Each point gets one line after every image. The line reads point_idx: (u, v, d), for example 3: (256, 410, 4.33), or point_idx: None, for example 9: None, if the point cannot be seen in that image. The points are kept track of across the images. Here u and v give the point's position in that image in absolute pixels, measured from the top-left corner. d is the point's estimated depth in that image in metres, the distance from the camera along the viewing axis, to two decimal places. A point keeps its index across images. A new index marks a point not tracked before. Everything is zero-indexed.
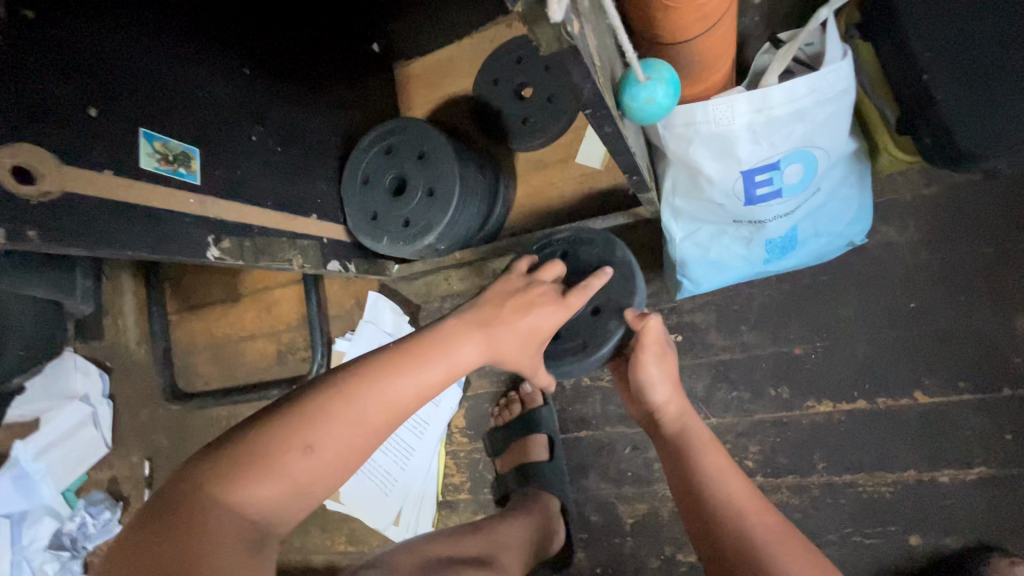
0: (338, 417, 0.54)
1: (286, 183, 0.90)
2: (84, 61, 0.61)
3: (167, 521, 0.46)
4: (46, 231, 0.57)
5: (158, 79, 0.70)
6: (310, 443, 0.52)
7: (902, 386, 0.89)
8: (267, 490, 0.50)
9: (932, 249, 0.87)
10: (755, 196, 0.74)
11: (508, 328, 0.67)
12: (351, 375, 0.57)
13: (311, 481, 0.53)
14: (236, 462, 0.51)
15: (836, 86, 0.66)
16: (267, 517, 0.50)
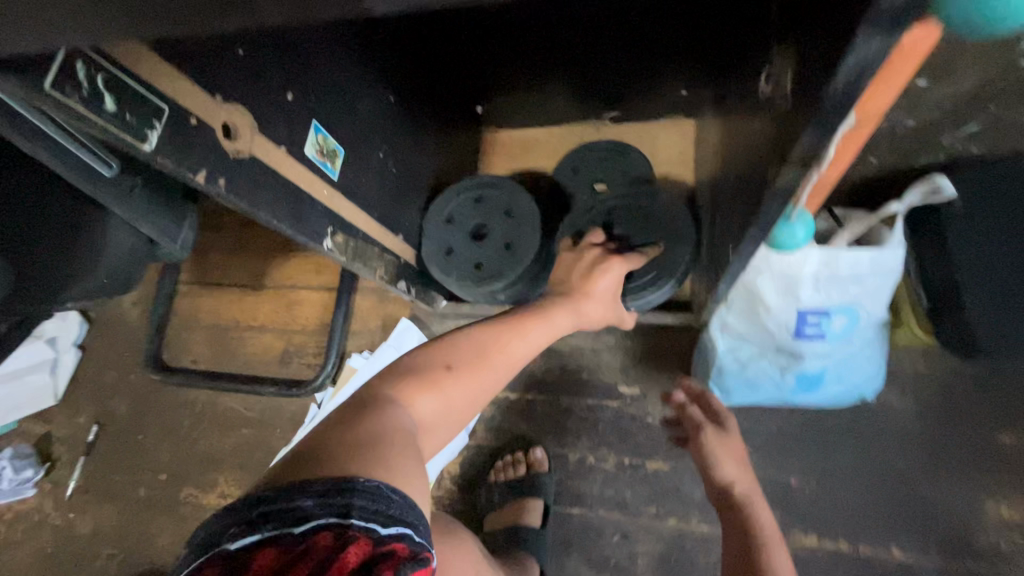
0: (471, 357, 0.69)
1: (389, 200, 0.97)
2: (294, 54, 0.69)
3: (364, 415, 0.57)
4: (230, 184, 0.60)
5: (334, 87, 0.78)
6: (452, 371, 0.67)
7: (882, 539, 0.97)
8: (425, 401, 0.63)
9: (926, 421, 0.99)
10: (804, 333, 0.85)
11: (590, 301, 0.83)
12: (475, 332, 0.72)
13: (454, 406, 0.66)
14: (402, 381, 0.64)
15: (890, 265, 0.79)
16: (428, 424, 0.63)
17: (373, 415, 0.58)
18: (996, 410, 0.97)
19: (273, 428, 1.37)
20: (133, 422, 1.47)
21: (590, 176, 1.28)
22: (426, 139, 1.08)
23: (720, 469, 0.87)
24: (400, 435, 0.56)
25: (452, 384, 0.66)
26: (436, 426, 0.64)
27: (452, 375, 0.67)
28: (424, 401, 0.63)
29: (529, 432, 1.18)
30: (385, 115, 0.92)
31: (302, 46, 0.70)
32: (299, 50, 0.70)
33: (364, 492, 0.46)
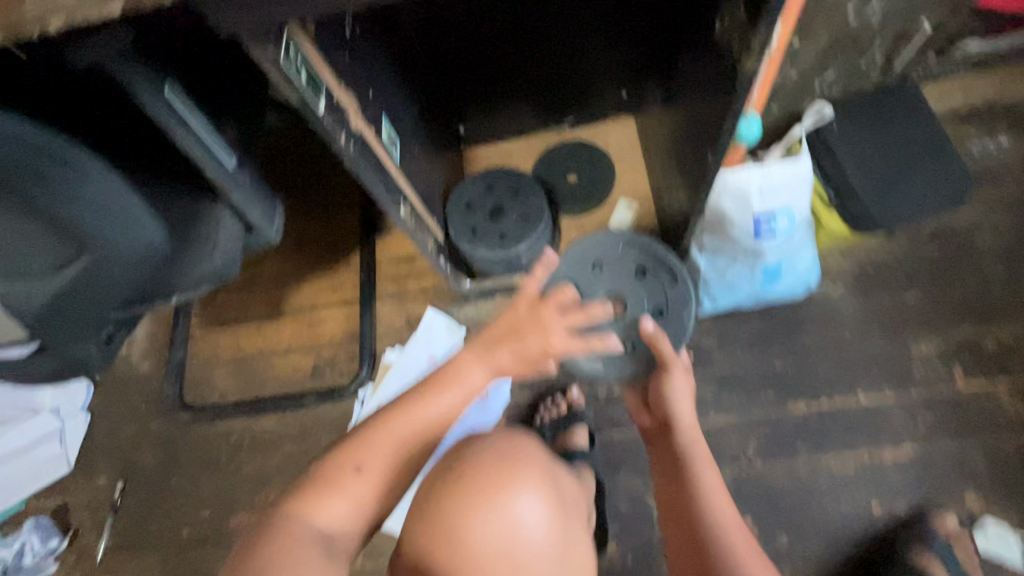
0: (376, 456, 0.82)
1: (425, 190, 1.18)
2: (365, 63, 0.91)
3: (278, 527, 0.77)
4: (355, 148, 0.81)
5: (385, 92, 1.01)
6: (353, 479, 0.81)
7: (850, 390, 1.25)
8: (333, 506, 0.79)
9: (856, 298, 1.32)
10: (760, 234, 1.15)
11: (508, 353, 0.82)
12: (377, 429, 0.83)
13: (362, 507, 0.81)
14: (318, 484, 0.80)
15: (806, 172, 1.11)
16: (338, 525, 0.79)
17: (287, 529, 0.77)
18: (899, 278, 1.31)
19: (316, 437, 1.44)
20: (163, 469, 1.47)
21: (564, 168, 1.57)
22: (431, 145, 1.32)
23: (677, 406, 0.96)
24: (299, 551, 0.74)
25: (358, 485, 0.81)
26: (350, 522, 0.80)
27: (361, 475, 0.81)
28: (334, 508, 0.79)
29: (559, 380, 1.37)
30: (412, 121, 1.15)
31: (365, 59, 0.92)
32: (365, 61, 0.91)
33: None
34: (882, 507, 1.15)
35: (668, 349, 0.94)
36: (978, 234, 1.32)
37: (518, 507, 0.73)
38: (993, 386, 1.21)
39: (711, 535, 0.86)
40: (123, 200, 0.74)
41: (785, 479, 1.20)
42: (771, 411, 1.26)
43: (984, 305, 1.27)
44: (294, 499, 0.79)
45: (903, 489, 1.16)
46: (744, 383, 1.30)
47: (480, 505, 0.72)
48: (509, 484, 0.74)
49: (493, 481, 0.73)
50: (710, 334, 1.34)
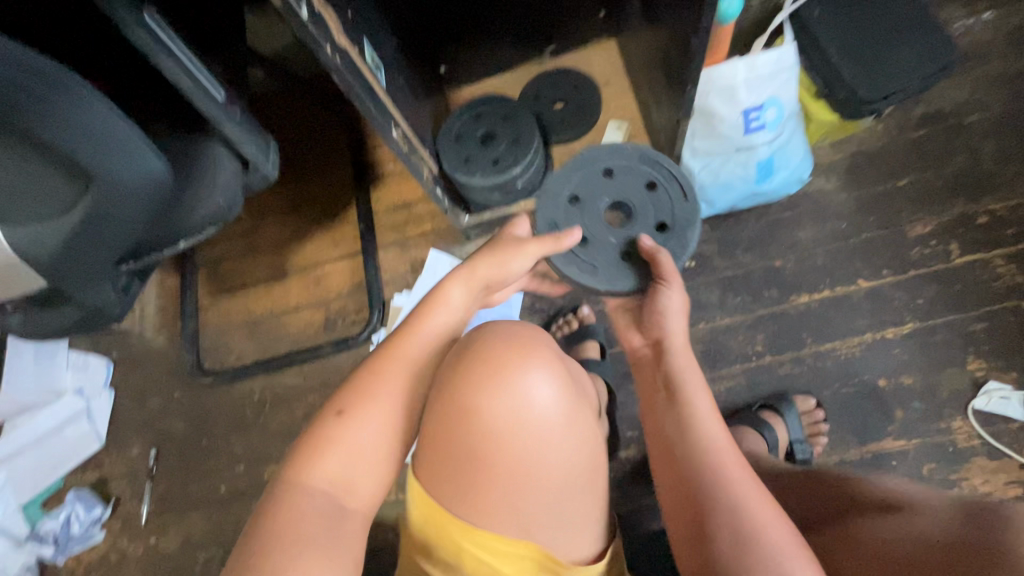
0: (360, 409, 0.81)
1: (414, 122, 1.18)
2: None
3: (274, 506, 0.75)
4: (343, 61, 0.82)
5: (365, 19, 1.01)
6: (342, 435, 0.79)
7: (850, 277, 1.28)
8: (332, 463, 0.78)
9: (849, 189, 1.33)
10: (750, 128, 1.16)
11: (483, 268, 0.90)
12: (357, 383, 0.83)
13: (360, 463, 0.79)
14: (308, 447, 0.79)
15: (789, 59, 1.12)
16: (339, 483, 0.78)
17: (291, 499, 0.75)
18: (891, 165, 1.33)
19: (337, 386, 1.48)
20: (193, 434, 1.51)
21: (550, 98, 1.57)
22: (414, 83, 1.32)
23: (666, 322, 0.94)
24: (307, 527, 0.73)
25: (351, 436, 0.79)
26: (351, 481, 0.79)
27: (347, 421, 0.80)
28: (333, 470, 0.78)
29: (567, 303, 1.40)
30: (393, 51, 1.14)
31: None
32: None
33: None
34: (889, 382, 1.19)
35: (666, 263, 0.95)
36: (965, 112, 1.33)
37: (530, 382, 0.79)
38: (989, 256, 1.23)
39: (710, 471, 0.79)
40: (121, 135, 0.75)
41: (794, 368, 1.24)
42: (775, 307, 1.29)
43: (977, 180, 1.29)
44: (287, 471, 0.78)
45: (908, 363, 1.19)
46: (746, 283, 1.33)
47: (495, 387, 0.78)
48: (519, 362, 0.80)
49: (502, 359, 0.80)
50: (710, 241, 1.36)
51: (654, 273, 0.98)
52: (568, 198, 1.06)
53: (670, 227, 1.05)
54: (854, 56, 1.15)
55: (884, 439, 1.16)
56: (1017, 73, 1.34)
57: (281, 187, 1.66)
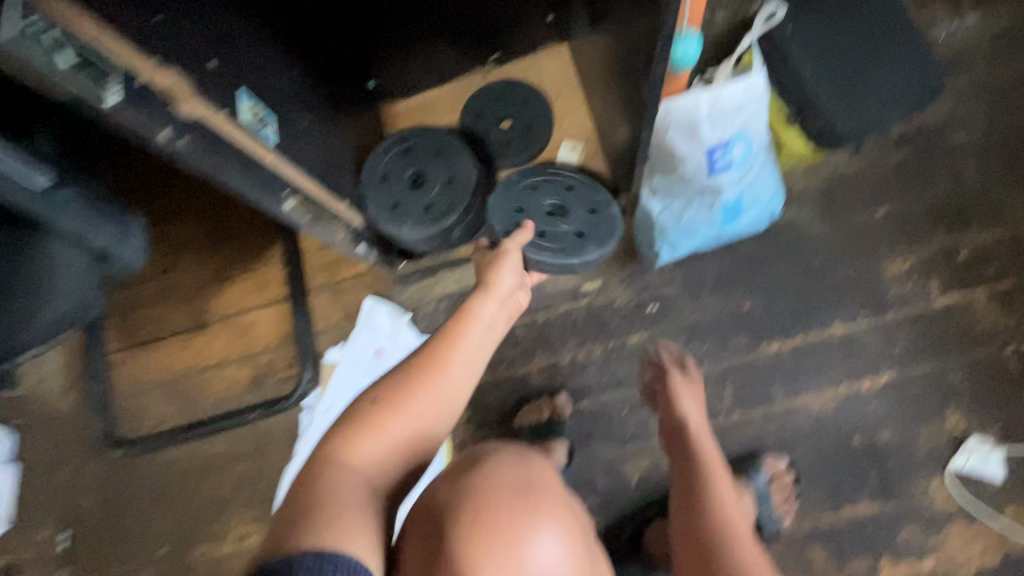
0: (410, 399, 0.73)
1: (325, 169, 1.00)
2: (208, 27, 0.70)
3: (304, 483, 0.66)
4: (190, 143, 0.66)
5: (253, 55, 0.82)
6: (384, 421, 0.71)
7: (824, 321, 1.17)
8: (371, 445, 0.70)
9: (824, 221, 1.21)
10: (715, 168, 1.01)
11: (506, 277, 0.87)
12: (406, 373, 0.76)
13: (394, 462, 0.71)
14: (346, 433, 0.70)
15: (759, 89, 0.97)
16: (375, 470, 0.69)
17: (328, 479, 0.67)
18: (868, 192, 1.21)
19: (270, 453, 1.33)
20: (112, 511, 1.35)
21: (495, 115, 1.39)
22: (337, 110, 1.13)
23: (684, 406, 0.95)
24: (342, 507, 0.64)
25: (395, 429, 0.71)
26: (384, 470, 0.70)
27: (389, 419, 0.71)
28: (367, 453, 0.70)
29: (519, 355, 1.27)
30: (293, 85, 0.94)
31: (209, 20, 0.71)
32: (210, 24, 0.71)
33: (315, 563, 0.55)
34: (864, 439, 1.10)
35: (667, 356, 1.04)
36: (949, 130, 1.21)
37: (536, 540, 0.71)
38: (970, 296, 1.14)
39: (733, 565, 0.74)
40: None
41: (765, 425, 1.14)
42: (744, 356, 1.18)
43: (959, 210, 1.18)
44: (321, 452, 0.69)
45: (883, 418, 1.11)
46: (713, 330, 1.21)
47: (501, 539, 0.69)
48: (525, 521, 0.71)
49: (502, 508, 0.71)
50: (673, 283, 1.24)
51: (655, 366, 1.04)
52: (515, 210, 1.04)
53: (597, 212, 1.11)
54: (830, 86, 1.01)
55: (858, 502, 1.08)
56: (1005, 85, 1.21)
57: (195, 222, 1.45)
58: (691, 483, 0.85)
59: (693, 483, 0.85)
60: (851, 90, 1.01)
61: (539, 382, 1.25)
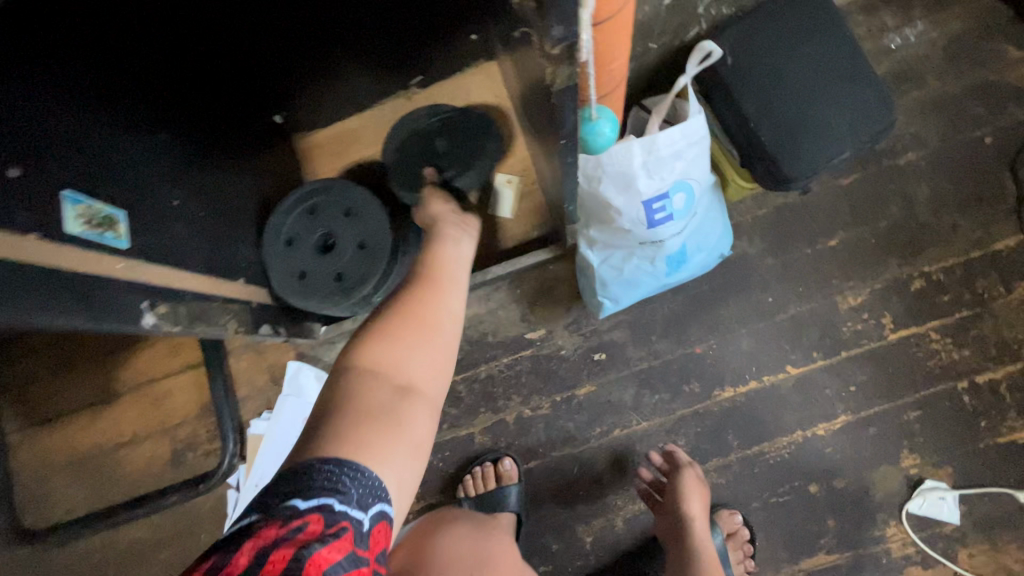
0: (421, 323, 0.69)
1: (213, 248, 0.86)
2: (11, 126, 0.54)
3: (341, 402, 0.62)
4: None
5: (93, 149, 0.66)
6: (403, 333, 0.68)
7: (778, 363, 1.11)
8: (396, 354, 0.66)
9: (775, 254, 1.14)
10: (654, 220, 0.92)
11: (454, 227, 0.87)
12: (412, 294, 0.73)
13: (420, 373, 0.67)
14: (368, 338, 0.67)
15: (698, 132, 0.87)
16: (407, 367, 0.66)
17: (354, 385, 0.63)
18: (820, 221, 1.14)
19: (197, 535, 1.22)
20: None
21: None
22: (238, 169, 0.97)
23: (692, 504, 1.00)
24: (372, 410, 0.61)
25: (421, 329, 0.69)
26: (414, 377, 0.66)
27: (408, 319, 0.69)
28: (393, 361, 0.66)
29: (461, 415, 1.18)
30: (163, 155, 0.79)
31: (17, 117, 0.55)
32: (17, 121, 0.55)
33: (337, 471, 0.54)
34: (821, 488, 1.06)
35: (680, 454, 1.07)
36: (901, 151, 1.14)
37: None
38: (924, 329, 1.09)
39: None
40: None
41: (720, 477, 1.09)
42: (697, 404, 1.12)
43: (912, 237, 1.12)
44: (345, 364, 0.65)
45: (840, 464, 1.06)
46: (664, 378, 1.14)
47: None
48: None
49: None
50: (621, 328, 1.15)
51: (671, 461, 1.07)
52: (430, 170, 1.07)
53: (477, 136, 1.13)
54: (777, 123, 0.90)
55: (816, 554, 1.05)
56: (958, 99, 1.14)
57: None
58: None
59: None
60: (800, 127, 0.90)
61: (484, 443, 1.16)
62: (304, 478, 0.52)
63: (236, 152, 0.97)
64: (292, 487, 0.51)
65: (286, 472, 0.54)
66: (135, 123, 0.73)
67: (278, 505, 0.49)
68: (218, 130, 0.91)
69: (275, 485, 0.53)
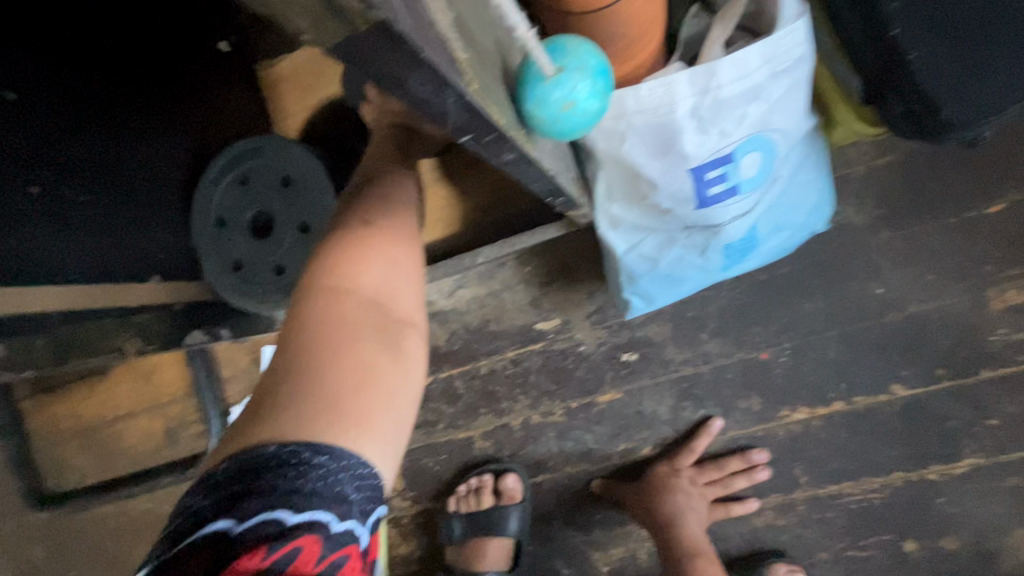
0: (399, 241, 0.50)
1: (103, 246, 0.66)
2: None
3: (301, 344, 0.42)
4: None
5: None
6: (378, 251, 0.48)
7: (879, 381, 0.81)
8: (378, 275, 0.47)
9: (893, 226, 0.79)
10: (708, 197, 0.60)
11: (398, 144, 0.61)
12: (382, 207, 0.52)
13: (404, 300, 0.48)
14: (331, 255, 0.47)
15: (792, 54, 0.52)
16: (387, 295, 0.47)
17: (323, 317, 0.43)
18: (971, 178, 0.77)
19: None
20: (61, 562, 1.28)
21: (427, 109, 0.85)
22: (150, 121, 0.72)
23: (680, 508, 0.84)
24: (355, 356, 0.42)
25: (399, 247, 0.50)
26: (401, 310, 0.48)
27: (380, 233, 0.49)
28: (374, 284, 0.47)
29: (459, 415, 0.98)
30: (11, 129, 0.55)
31: None
32: None
33: (339, 464, 0.38)
34: (920, 545, 0.80)
35: (694, 450, 0.86)
36: None
37: None
38: None
39: None
40: None
41: (778, 517, 0.85)
42: (755, 426, 0.85)
43: None
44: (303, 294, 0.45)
45: (952, 518, 0.79)
46: (713, 389, 0.87)
47: None
48: None
49: None
50: (658, 323, 0.88)
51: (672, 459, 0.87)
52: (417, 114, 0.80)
53: None
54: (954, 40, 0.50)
55: None
56: None
57: None
58: None
59: None
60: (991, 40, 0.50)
61: (484, 449, 0.98)
62: (286, 473, 0.35)
63: (132, 92, 0.69)
64: (269, 490, 0.34)
65: (258, 455, 0.36)
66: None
67: (257, 512, 0.34)
68: (85, 64, 0.62)
69: (237, 479, 0.35)
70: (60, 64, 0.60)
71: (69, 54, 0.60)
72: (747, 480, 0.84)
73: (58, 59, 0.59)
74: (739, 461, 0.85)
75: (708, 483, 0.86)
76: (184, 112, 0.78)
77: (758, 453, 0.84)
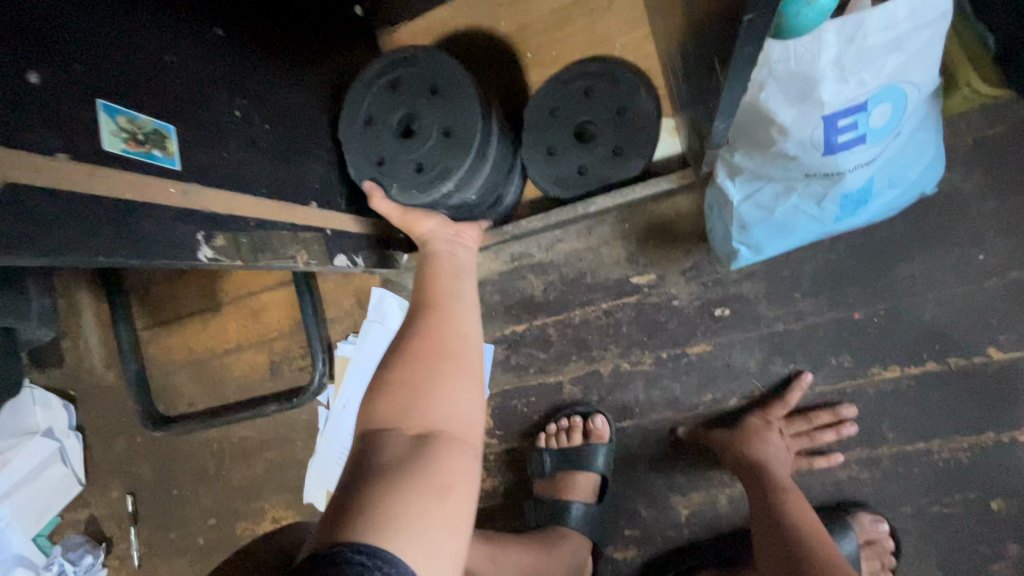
0: (429, 365, 0.56)
1: (282, 169, 0.76)
2: (28, 18, 0.48)
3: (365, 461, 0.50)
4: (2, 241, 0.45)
5: (112, 45, 0.55)
6: (402, 380, 0.55)
7: (975, 344, 0.84)
8: (405, 403, 0.54)
9: (999, 195, 0.82)
10: (837, 144, 0.65)
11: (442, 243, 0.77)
12: (410, 332, 0.60)
13: (441, 413, 0.54)
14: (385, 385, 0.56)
15: (936, 9, 0.56)
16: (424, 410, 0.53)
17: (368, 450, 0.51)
18: None
19: (294, 440, 1.29)
20: (166, 479, 1.41)
21: (570, 114, 0.93)
22: (310, 70, 0.84)
23: (771, 452, 0.88)
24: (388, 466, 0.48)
25: (430, 361, 0.57)
26: (437, 416, 0.53)
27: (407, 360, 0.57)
28: (410, 407, 0.53)
29: (551, 360, 1.05)
30: (223, 58, 0.68)
31: (25, 7, 0.48)
32: (25, 11, 0.48)
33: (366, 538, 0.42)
34: (1007, 504, 0.83)
35: (789, 401, 0.89)
36: None
37: None
38: None
39: None
40: None
41: (861, 471, 0.89)
42: (845, 382, 0.90)
43: None
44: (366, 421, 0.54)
45: None
46: (804, 346, 0.91)
47: None
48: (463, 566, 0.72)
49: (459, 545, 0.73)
50: (753, 280, 0.93)
51: (760, 411, 0.92)
52: (549, 116, 0.93)
53: (625, 112, 0.90)
54: None
55: None
56: None
57: None
58: (773, 526, 0.81)
59: (775, 521, 0.81)
60: None
61: (573, 394, 1.04)
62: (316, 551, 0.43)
63: (298, 49, 0.82)
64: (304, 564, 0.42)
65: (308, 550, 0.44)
66: (159, 10, 0.61)
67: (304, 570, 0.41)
68: (267, 24, 0.77)
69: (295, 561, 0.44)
70: (252, 18, 0.74)
71: (259, 15, 0.75)
72: (835, 434, 0.88)
73: (246, 14, 0.73)
74: (828, 415, 0.89)
75: (795, 435, 0.90)
76: (329, 66, 0.89)
77: (847, 408, 0.88)
